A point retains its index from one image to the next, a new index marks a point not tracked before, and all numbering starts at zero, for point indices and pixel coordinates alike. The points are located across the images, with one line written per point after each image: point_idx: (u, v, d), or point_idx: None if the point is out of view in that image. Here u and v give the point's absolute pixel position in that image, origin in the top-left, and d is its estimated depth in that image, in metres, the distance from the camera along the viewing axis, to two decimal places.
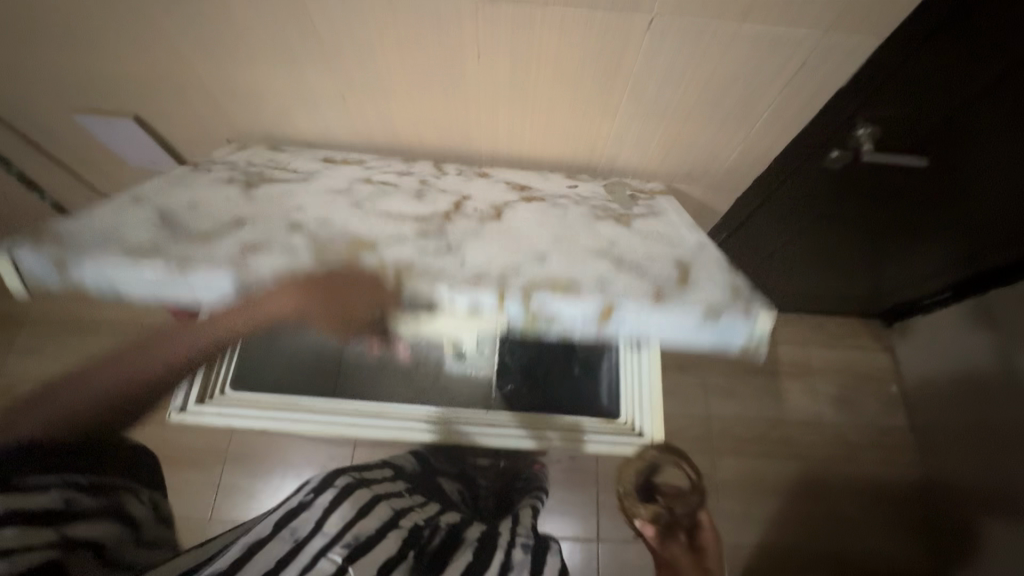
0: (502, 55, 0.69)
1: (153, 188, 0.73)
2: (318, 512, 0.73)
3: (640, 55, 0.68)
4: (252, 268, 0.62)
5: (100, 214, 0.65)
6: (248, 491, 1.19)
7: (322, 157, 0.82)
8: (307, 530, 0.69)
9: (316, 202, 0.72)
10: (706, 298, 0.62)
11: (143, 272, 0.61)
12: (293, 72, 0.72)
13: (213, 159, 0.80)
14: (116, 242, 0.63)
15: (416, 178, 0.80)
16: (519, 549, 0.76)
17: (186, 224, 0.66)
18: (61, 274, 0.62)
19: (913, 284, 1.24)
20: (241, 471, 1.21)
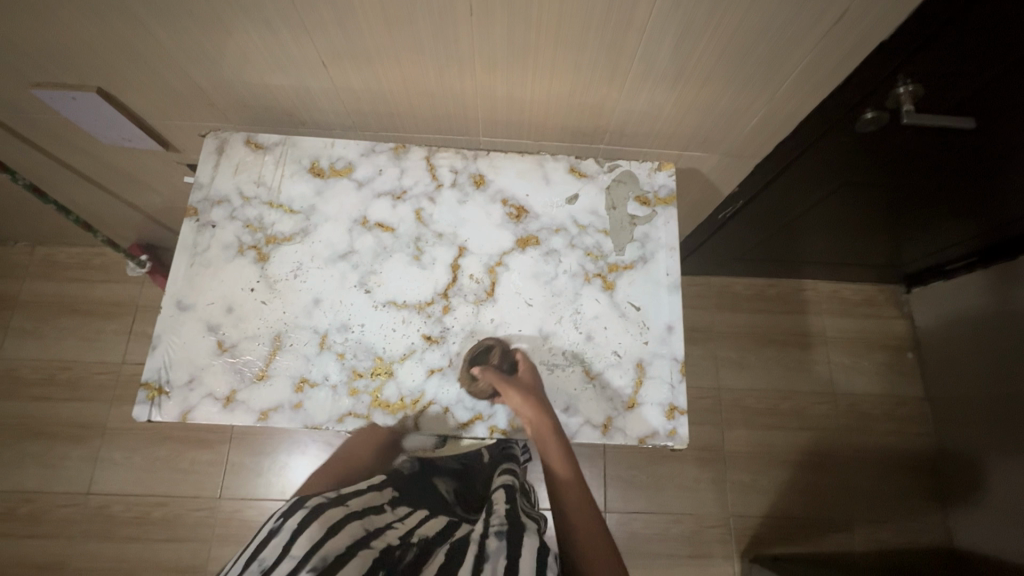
0: (497, 18, 0.60)
1: (180, 278, 0.73)
2: (283, 530, 0.61)
3: (653, 12, 0.59)
4: (312, 413, 0.68)
5: (172, 347, 0.69)
6: (256, 469, 1.20)
7: (308, 164, 0.79)
8: (278, 554, 0.58)
9: (326, 283, 0.74)
10: (646, 427, 0.70)
11: (233, 416, 0.68)
12: (263, 39, 0.64)
13: (207, 193, 0.77)
14: (199, 383, 0.69)
15: (410, 204, 0.78)
16: (495, 540, 0.63)
17: (234, 336, 0.71)
18: (172, 418, 0.68)
19: (935, 252, 1.17)
20: (248, 450, 1.21)
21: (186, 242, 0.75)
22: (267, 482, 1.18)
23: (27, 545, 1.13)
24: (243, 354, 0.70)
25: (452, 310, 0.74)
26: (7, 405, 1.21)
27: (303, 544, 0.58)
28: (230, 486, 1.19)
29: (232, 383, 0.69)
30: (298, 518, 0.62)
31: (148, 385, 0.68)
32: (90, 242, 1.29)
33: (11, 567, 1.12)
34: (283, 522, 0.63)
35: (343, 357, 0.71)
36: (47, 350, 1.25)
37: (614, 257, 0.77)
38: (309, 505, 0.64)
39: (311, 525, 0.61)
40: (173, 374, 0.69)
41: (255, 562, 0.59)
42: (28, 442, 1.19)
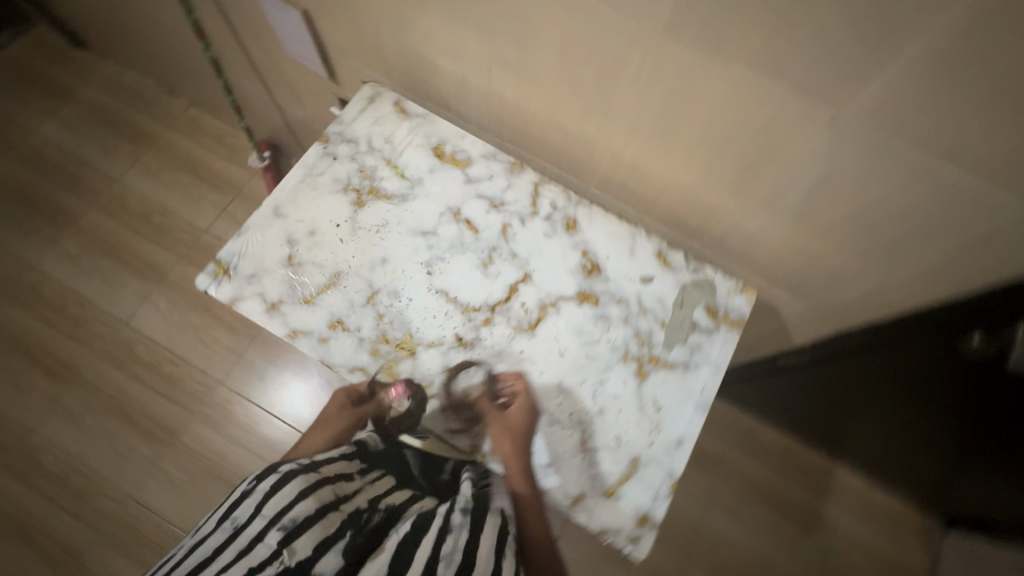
0: (657, 93, 0.64)
1: (288, 188, 0.81)
2: (255, 492, 0.65)
3: (801, 149, 0.60)
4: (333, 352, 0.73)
5: (254, 240, 0.77)
6: (261, 373, 1.27)
7: (435, 143, 0.85)
8: (249, 515, 0.62)
9: (399, 250, 0.79)
10: (611, 521, 0.69)
11: (272, 321, 0.74)
12: (452, 27, 0.71)
13: (344, 130, 0.85)
14: (259, 280, 0.75)
15: (501, 217, 0.82)
16: (458, 517, 0.67)
17: (303, 257, 0.77)
18: (225, 299, 0.75)
19: (991, 509, 1.05)
20: (263, 353, 1.29)
21: (307, 162, 0.83)
22: (265, 389, 1.25)
23: (61, 343, 1.26)
24: (303, 275, 0.76)
25: (492, 326, 0.76)
26: (106, 221, 1.36)
27: (273, 505, 0.62)
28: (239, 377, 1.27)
29: (283, 294, 0.75)
30: (270, 481, 0.65)
31: (219, 261, 0.76)
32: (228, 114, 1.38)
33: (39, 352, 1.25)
34: (256, 484, 0.66)
35: (381, 319, 0.75)
36: (156, 193, 1.40)
37: (659, 349, 0.77)
38: (283, 471, 0.67)
39: (282, 487, 0.64)
40: (242, 263, 0.76)
41: (226, 521, 0.63)
42: (105, 260, 1.33)
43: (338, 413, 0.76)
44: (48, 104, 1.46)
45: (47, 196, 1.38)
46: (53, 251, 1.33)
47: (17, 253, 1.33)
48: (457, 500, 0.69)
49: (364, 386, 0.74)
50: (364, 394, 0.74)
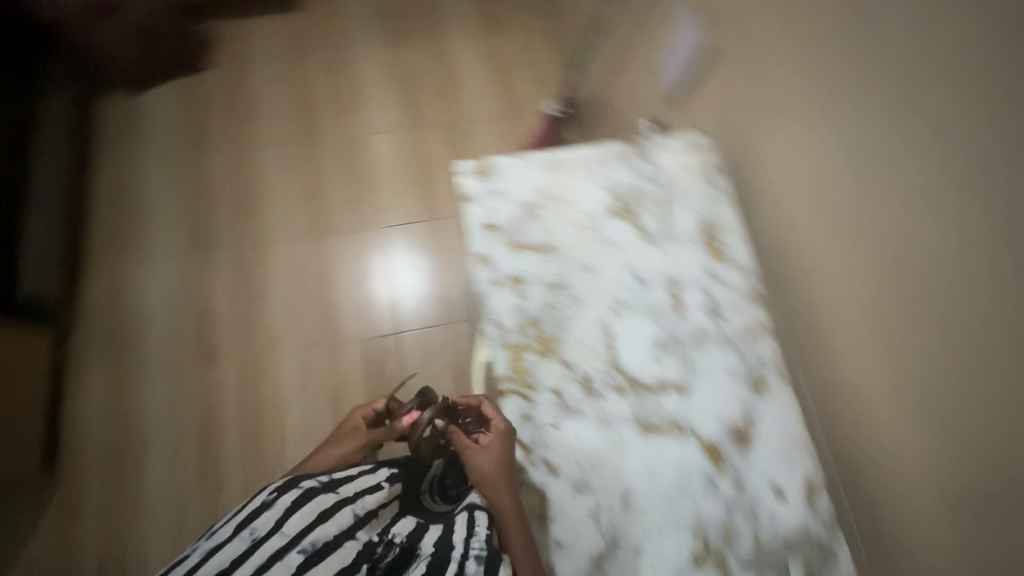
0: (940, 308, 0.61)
1: (574, 157, 0.84)
2: (276, 505, 0.66)
3: None
4: (492, 297, 0.75)
5: (518, 172, 0.81)
6: (405, 239, 1.56)
7: (710, 218, 0.81)
8: (269, 529, 0.64)
9: (607, 273, 0.77)
10: None
11: (475, 236, 0.78)
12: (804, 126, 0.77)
13: (650, 147, 0.85)
14: (494, 201, 0.79)
15: (708, 323, 0.76)
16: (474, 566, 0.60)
17: (537, 213, 0.79)
18: (461, 192, 0.80)
19: None
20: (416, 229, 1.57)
21: (604, 150, 0.84)
22: (398, 249, 1.54)
23: (335, 123, 1.66)
24: (525, 225, 0.78)
25: (619, 396, 0.72)
26: (427, 77, 1.73)
27: (295, 525, 0.64)
28: (401, 247, 1.55)
29: (500, 224, 0.78)
30: (290, 496, 0.67)
31: (482, 163, 0.82)
32: (577, 80, 1.61)
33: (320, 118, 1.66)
34: (277, 496, 0.68)
35: (546, 308, 0.75)
36: (475, 87, 1.73)
37: (733, 558, 0.67)
38: (303, 487, 0.69)
39: (303, 505, 0.66)
40: (495, 179, 0.81)
41: (244, 530, 0.65)
42: (405, 100, 1.71)
43: (352, 432, 0.87)
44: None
45: (411, 40, 1.77)
46: (382, 82, 1.72)
47: (361, 68, 1.73)
48: (472, 545, 0.62)
49: (380, 406, 0.89)
50: (382, 412, 0.89)
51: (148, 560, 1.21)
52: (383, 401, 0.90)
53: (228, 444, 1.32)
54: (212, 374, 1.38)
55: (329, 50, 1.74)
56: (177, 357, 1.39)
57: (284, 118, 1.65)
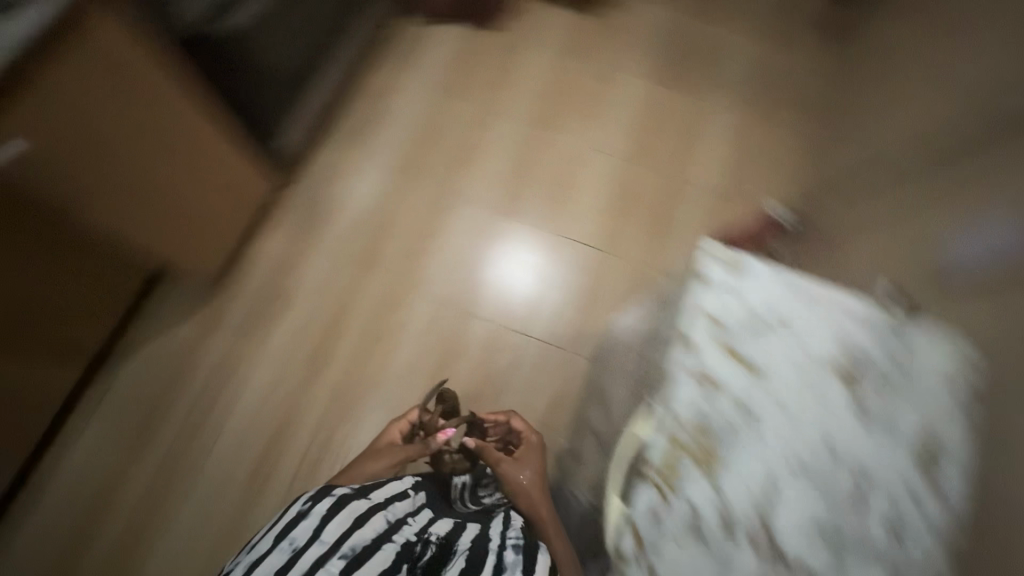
0: None
1: (820, 296, 0.80)
2: (312, 514, 0.85)
3: None
4: (680, 384, 0.74)
5: (760, 282, 0.79)
6: (571, 248, 1.60)
7: (939, 435, 0.72)
8: (308, 537, 0.81)
9: (803, 427, 0.72)
10: None
11: (691, 318, 0.78)
12: None
13: (901, 328, 0.79)
14: (725, 298, 0.78)
15: (885, 541, 0.67)
16: (513, 551, 0.88)
17: (761, 330, 0.76)
18: (697, 272, 0.81)
19: None
20: (585, 246, 1.60)
21: (855, 306, 0.80)
22: (562, 253, 1.59)
23: (569, 125, 1.73)
24: (743, 337, 0.76)
25: (754, 554, 0.67)
26: (673, 122, 1.74)
27: (329, 532, 0.82)
28: (570, 255, 1.59)
29: (720, 322, 0.77)
30: (324, 506, 0.86)
31: (731, 256, 0.82)
32: (820, 192, 1.57)
33: (558, 114, 1.74)
34: (310, 507, 0.86)
35: (724, 425, 0.72)
36: (712, 148, 1.71)
37: None
38: (335, 495, 0.89)
39: (333, 512, 0.86)
40: (736, 277, 0.80)
41: (283, 541, 0.81)
42: (642, 131, 1.73)
43: (381, 445, 1.13)
44: (744, 53, 1.82)
45: (676, 80, 1.79)
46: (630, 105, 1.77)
47: (618, 88, 1.78)
48: (507, 540, 0.91)
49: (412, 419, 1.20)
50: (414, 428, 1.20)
51: (213, 448, 1.35)
52: (411, 417, 1.21)
53: (353, 345, 1.46)
54: (369, 281, 1.52)
55: (600, 58, 1.81)
56: (352, 253, 1.54)
57: (533, 99, 1.75)
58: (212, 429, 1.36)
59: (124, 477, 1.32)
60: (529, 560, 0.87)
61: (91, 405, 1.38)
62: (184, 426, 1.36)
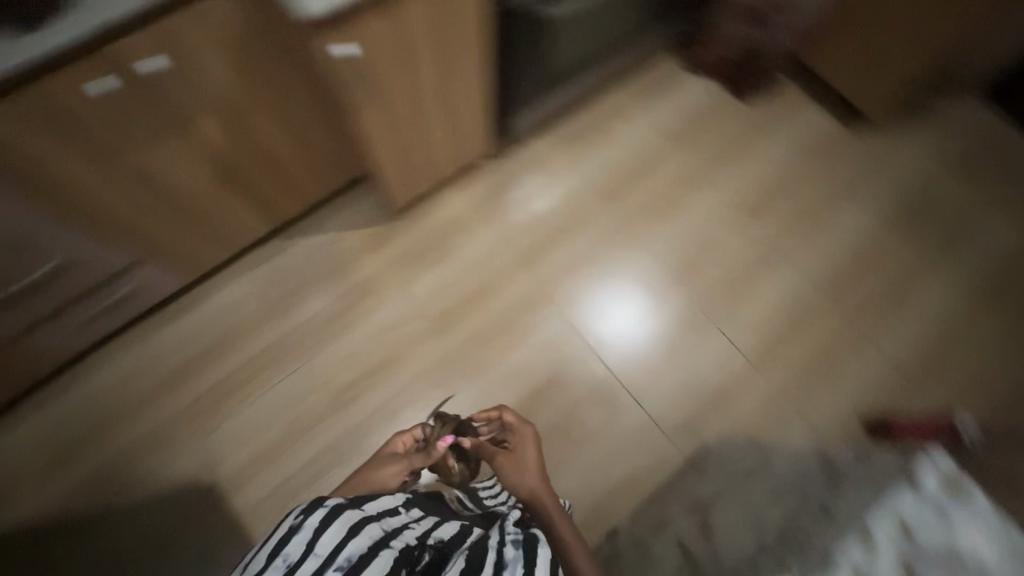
0: None
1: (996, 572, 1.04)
2: (305, 527, 0.86)
3: None
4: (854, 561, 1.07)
5: (952, 523, 1.09)
6: (712, 352, 1.51)
7: None
8: (302, 551, 0.82)
9: None
10: None
11: (908, 490, 1.15)
12: None
13: None
14: (943, 483, 1.15)
15: None
16: (511, 545, 0.83)
17: (937, 555, 1.06)
18: (924, 469, 1.18)
19: None
20: (728, 355, 1.51)
21: None
22: (700, 351, 1.51)
23: (772, 224, 1.65)
24: (926, 540, 1.08)
25: None
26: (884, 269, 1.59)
27: (323, 542, 0.83)
28: (711, 355, 1.51)
29: (917, 522, 1.10)
30: (318, 517, 0.87)
31: (955, 479, 1.15)
32: (1019, 433, 1.42)
33: (766, 210, 1.66)
34: (302, 521, 0.87)
35: None
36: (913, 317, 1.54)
37: None
38: (328, 507, 0.91)
39: (330, 522, 0.87)
40: (939, 508, 1.11)
41: (277, 558, 0.81)
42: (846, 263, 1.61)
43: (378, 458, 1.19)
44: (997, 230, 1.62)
45: (906, 227, 1.64)
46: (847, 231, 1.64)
47: (839, 209, 1.66)
48: (506, 532, 0.86)
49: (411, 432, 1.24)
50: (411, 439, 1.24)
51: (266, 391, 1.41)
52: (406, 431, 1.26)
53: (476, 330, 1.49)
54: (517, 279, 1.55)
55: (833, 180, 1.69)
56: (515, 246, 1.58)
57: (744, 187, 1.68)
58: (312, 349, 1.45)
59: (246, 338, 1.45)
60: (527, 554, 0.82)
61: (185, 303, 1.46)
62: (311, 323, 1.47)
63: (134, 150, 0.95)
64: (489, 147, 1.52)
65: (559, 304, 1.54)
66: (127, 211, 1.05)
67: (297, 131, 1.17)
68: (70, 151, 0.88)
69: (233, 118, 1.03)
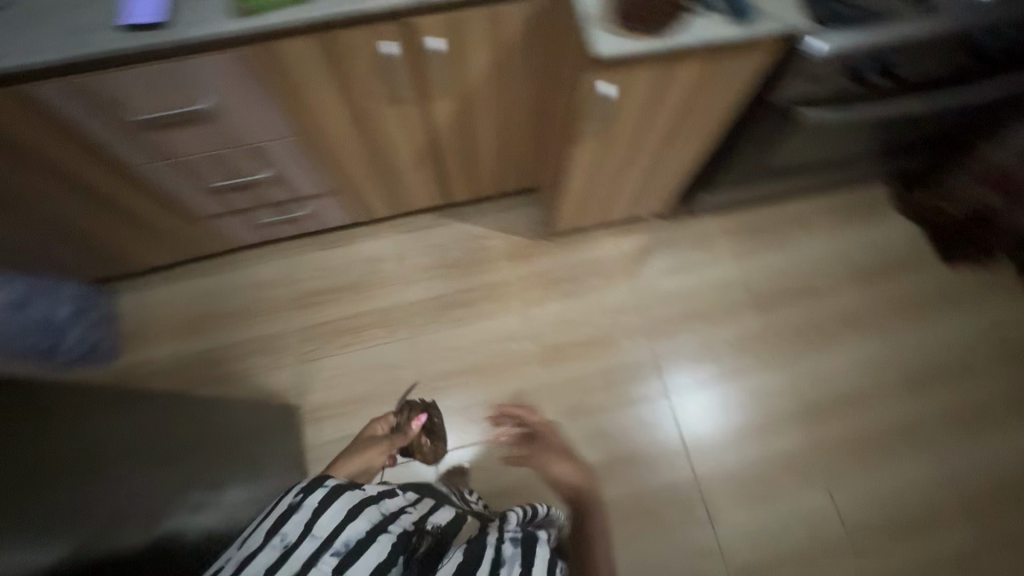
0: None
1: None
2: (304, 507, 0.80)
3: None
4: None
5: None
6: (810, 509, 1.37)
7: None
8: (301, 533, 0.77)
9: None
10: None
11: None
12: None
13: None
14: None
15: None
16: (512, 543, 0.80)
17: None
18: None
19: None
20: (827, 522, 1.36)
21: None
22: (798, 502, 1.37)
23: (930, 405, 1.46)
24: None
25: None
26: None
27: (322, 524, 0.78)
28: (805, 511, 1.37)
29: None
30: (319, 497, 0.82)
31: None
32: None
33: (928, 388, 1.47)
34: (300, 500, 0.82)
35: None
36: None
37: None
38: (327, 487, 0.84)
39: (332, 503, 0.81)
40: None
41: (276, 537, 0.78)
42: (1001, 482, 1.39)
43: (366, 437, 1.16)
44: None
45: None
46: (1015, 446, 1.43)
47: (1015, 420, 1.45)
48: (506, 533, 0.83)
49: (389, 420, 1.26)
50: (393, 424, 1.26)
51: (368, 347, 1.47)
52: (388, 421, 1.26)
53: (573, 374, 1.46)
54: (631, 343, 1.50)
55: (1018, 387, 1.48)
56: (642, 311, 1.53)
57: (910, 352, 1.51)
58: (421, 327, 1.49)
59: (368, 291, 1.51)
60: (529, 553, 0.79)
61: (329, 242, 1.54)
62: (429, 302, 1.51)
63: (379, 110, 1.04)
64: (657, 206, 1.49)
65: (663, 387, 1.46)
66: (338, 147, 1.11)
67: (507, 137, 1.24)
68: (340, 101, 0.99)
69: (462, 100, 1.06)
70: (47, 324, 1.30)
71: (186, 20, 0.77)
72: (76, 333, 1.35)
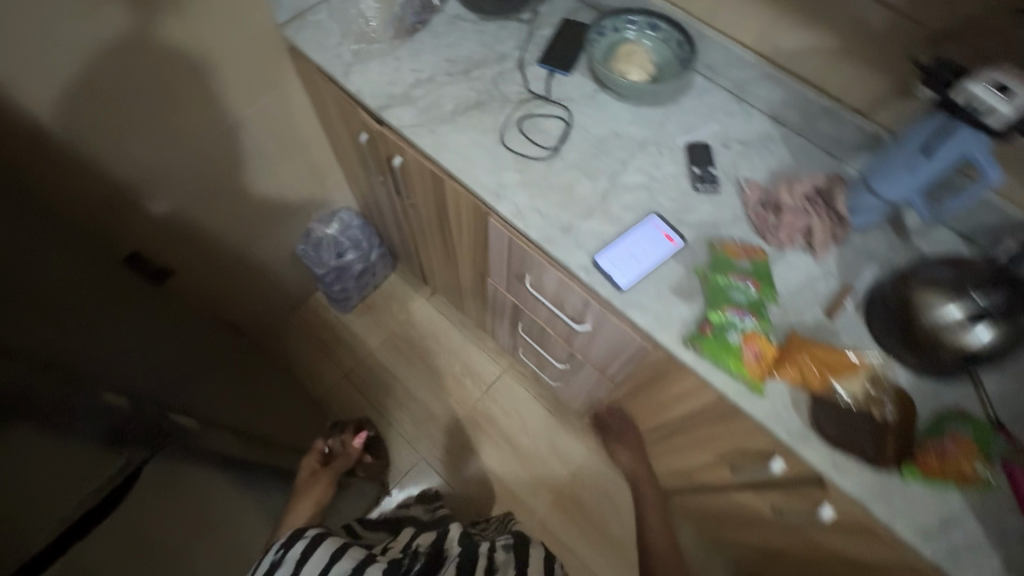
0: None
1: None
2: (286, 560, 0.78)
3: None
4: None
5: None
6: None
7: None
8: None
9: None
10: None
11: None
12: None
13: None
14: None
15: None
16: (503, 549, 0.89)
17: None
18: None
19: None
20: None
21: None
22: None
23: None
24: None
25: None
26: None
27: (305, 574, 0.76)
28: None
29: None
30: (297, 548, 0.80)
31: None
32: None
33: None
34: (283, 551, 0.80)
35: None
36: None
37: None
38: (305, 537, 0.82)
39: (313, 553, 0.79)
40: None
41: None
42: None
43: (310, 479, 1.08)
44: None
45: None
46: None
47: None
48: (498, 543, 0.91)
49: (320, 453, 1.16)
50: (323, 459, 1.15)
51: (473, 508, 1.35)
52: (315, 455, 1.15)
53: None
54: None
55: None
56: None
57: None
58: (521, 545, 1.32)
59: (530, 469, 1.39)
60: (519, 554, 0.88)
61: (539, 397, 1.45)
62: (550, 537, 1.32)
63: (699, 443, 0.87)
64: None
65: None
66: (636, 411, 0.99)
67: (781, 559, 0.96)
68: (677, 413, 0.85)
69: (782, 519, 0.84)
70: (336, 271, 1.37)
71: (646, 302, 0.70)
72: (346, 287, 1.43)
